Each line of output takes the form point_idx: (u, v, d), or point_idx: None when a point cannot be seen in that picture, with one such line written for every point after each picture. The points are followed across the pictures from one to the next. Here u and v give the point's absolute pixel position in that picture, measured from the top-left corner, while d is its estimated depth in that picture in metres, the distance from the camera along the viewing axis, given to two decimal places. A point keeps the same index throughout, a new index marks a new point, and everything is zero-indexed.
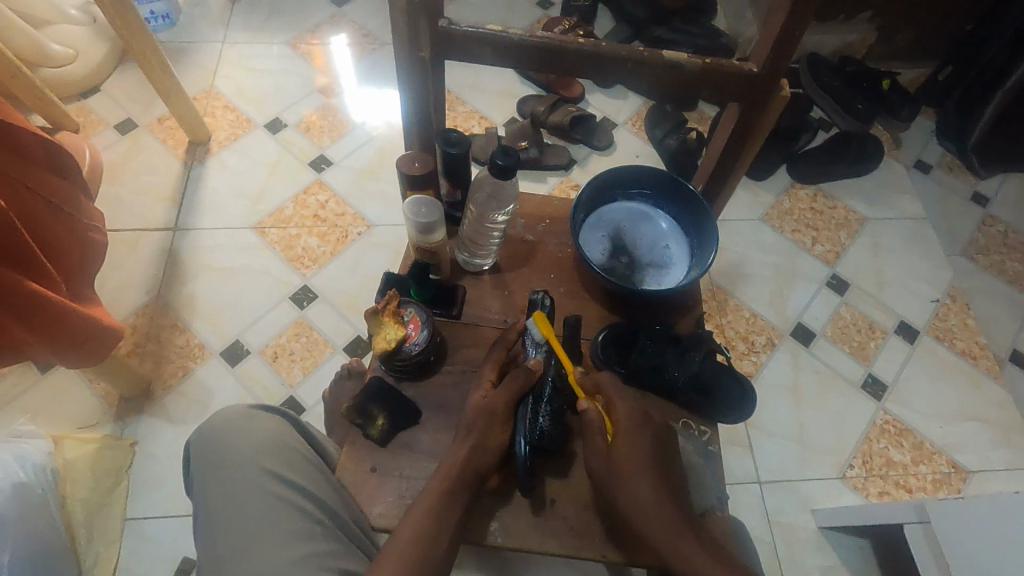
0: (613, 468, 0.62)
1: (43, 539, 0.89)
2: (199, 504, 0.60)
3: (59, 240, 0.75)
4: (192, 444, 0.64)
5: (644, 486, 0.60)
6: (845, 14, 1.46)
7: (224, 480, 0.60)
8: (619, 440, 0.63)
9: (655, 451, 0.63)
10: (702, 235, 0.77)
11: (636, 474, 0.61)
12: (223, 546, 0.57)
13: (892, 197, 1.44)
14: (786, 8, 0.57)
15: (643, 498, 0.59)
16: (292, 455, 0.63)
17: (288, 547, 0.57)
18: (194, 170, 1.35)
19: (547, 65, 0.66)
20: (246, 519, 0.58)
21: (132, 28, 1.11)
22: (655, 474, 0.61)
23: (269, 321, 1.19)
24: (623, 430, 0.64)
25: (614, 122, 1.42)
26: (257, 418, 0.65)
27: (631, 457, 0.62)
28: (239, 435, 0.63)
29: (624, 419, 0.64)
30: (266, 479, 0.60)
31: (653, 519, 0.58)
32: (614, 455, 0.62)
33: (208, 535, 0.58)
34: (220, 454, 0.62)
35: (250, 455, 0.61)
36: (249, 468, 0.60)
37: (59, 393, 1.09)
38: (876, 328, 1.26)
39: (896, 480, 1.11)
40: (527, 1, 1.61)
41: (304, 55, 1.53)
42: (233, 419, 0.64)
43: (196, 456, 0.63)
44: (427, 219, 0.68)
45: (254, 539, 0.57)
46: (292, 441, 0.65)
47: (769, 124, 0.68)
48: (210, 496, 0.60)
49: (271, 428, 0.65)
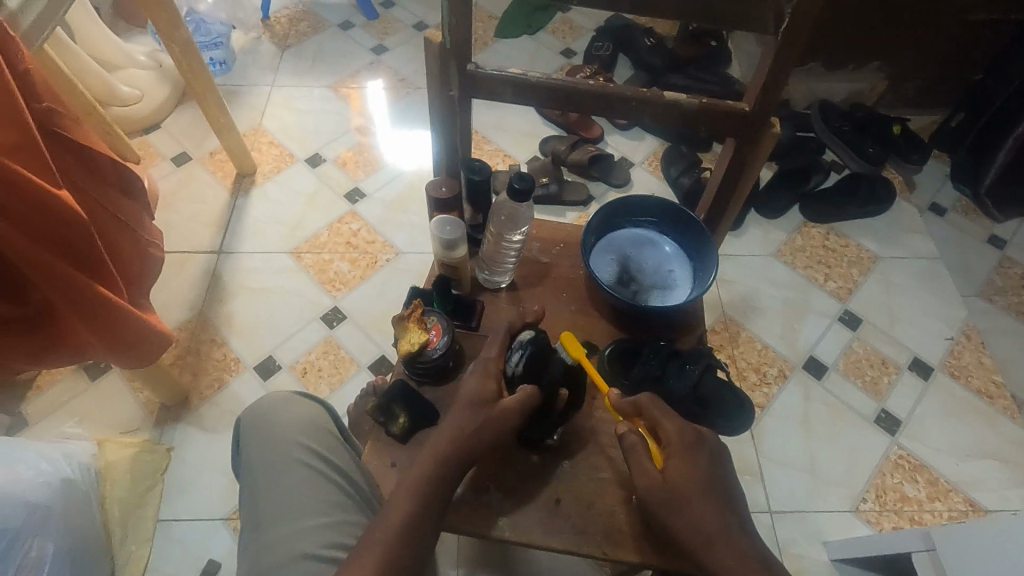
0: (671, 491, 0.62)
1: (84, 532, 0.94)
2: (243, 473, 0.67)
3: (124, 254, 0.84)
4: (243, 418, 0.71)
5: (708, 516, 0.60)
6: (854, 63, 1.53)
7: (268, 453, 0.66)
8: (672, 464, 0.63)
9: (708, 470, 0.63)
10: (704, 258, 0.82)
11: (695, 498, 0.61)
12: (265, 507, 0.63)
13: (905, 237, 1.47)
14: (772, 53, 0.64)
15: (709, 529, 0.60)
16: (329, 437, 0.69)
17: (321, 515, 0.62)
18: (240, 199, 1.46)
19: (562, 105, 0.73)
20: (285, 488, 0.64)
21: (196, 72, 1.24)
22: (712, 494, 0.62)
23: (300, 339, 1.26)
24: (674, 452, 0.64)
25: (632, 161, 1.51)
26: (300, 403, 0.71)
27: (689, 477, 0.62)
28: (286, 415, 0.69)
29: (673, 440, 0.65)
30: (305, 455, 0.66)
31: (718, 552, 0.59)
32: (668, 480, 0.63)
33: (251, 498, 0.64)
34: (265, 430, 0.68)
35: (292, 432, 0.67)
36: (292, 442, 0.66)
37: (104, 401, 1.17)
38: (888, 363, 1.27)
39: (910, 516, 1.10)
40: (551, 51, 1.73)
41: (343, 97, 1.67)
42: (279, 403, 0.71)
43: (246, 430, 0.69)
44: (450, 236, 0.75)
45: (292, 506, 0.62)
46: (330, 425, 0.71)
47: (764, 158, 0.73)
48: (256, 465, 0.66)
49: (313, 414, 0.71)
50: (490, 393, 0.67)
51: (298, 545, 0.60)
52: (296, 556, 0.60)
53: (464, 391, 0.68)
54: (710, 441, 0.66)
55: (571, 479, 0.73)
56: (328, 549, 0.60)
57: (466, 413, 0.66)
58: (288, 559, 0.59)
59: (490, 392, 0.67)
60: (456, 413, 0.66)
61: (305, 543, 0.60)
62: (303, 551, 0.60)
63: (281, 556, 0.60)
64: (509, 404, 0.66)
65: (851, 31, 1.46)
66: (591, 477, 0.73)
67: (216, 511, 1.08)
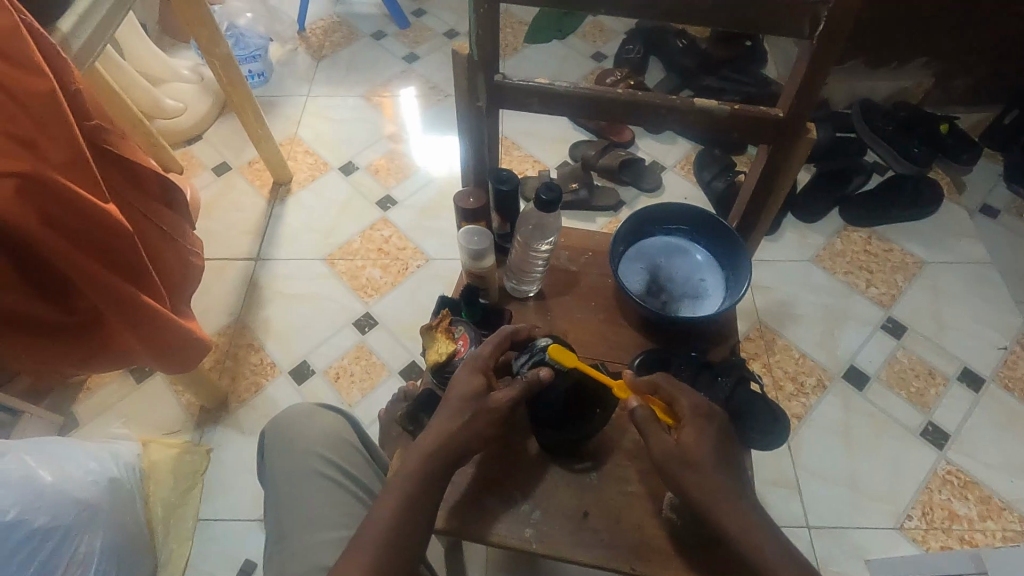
0: (686, 458, 0.61)
1: (130, 530, 0.98)
2: (266, 483, 0.69)
3: (167, 263, 0.88)
4: (267, 429, 0.73)
5: (717, 480, 0.61)
6: (898, 60, 1.47)
7: (290, 465, 0.68)
8: (685, 432, 0.63)
9: (718, 438, 0.63)
10: (737, 267, 0.80)
11: (708, 465, 0.61)
12: (287, 518, 0.65)
13: (954, 241, 1.40)
14: (806, 58, 0.62)
15: (718, 493, 0.60)
16: (350, 450, 0.71)
17: (341, 528, 0.65)
18: (276, 207, 1.50)
19: (589, 113, 0.72)
20: (306, 500, 0.66)
21: (235, 85, 1.28)
22: (721, 459, 0.62)
23: (333, 344, 1.29)
24: (688, 421, 0.64)
25: (663, 165, 1.49)
26: (322, 415, 0.74)
27: (700, 446, 0.62)
28: (308, 427, 0.71)
29: (687, 411, 0.64)
30: (326, 468, 0.68)
31: (728, 514, 0.59)
32: (683, 447, 0.62)
33: (274, 509, 0.67)
34: (289, 442, 0.70)
35: (314, 445, 0.70)
36: (313, 456, 0.69)
37: (148, 403, 1.21)
38: (936, 374, 1.22)
39: (960, 535, 1.05)
40: (582, 55, 1.73)
41: (376, 105, 1.70)
42: (300, 414, 0.73)
43: (269, 441, 0.72)
44: (479, 247, 0.75)
45: (313, 518, 0.65)
46: (349, 437, 0.73)
47: (799, 166, 0.71)
48: (278, 476, 0.68)
49: (333, 427, 0.73)
50: (482, 385, 0.66)
51: (317, 557, 0.62)
52: (315, 568, 0.62)
53: (454, 388, 0.65)
54: (718, 413, 0.65)
55: (601, 492, 0.72)
56: None
57: (457, 407, 0.64)
58: (308, 571, 0.61)
59: (478, 387, 0.65)
60: (447, 406, 0.64)
61: (324, 555, 0.62)
62: (322, 563, 0.62)
63: (301, 567, 0.62)
64: (501, 396, 0.65)
65: (894, 28, 1.40)
66: (620, 490, 0.72)
67: (253, 512, 1.12)
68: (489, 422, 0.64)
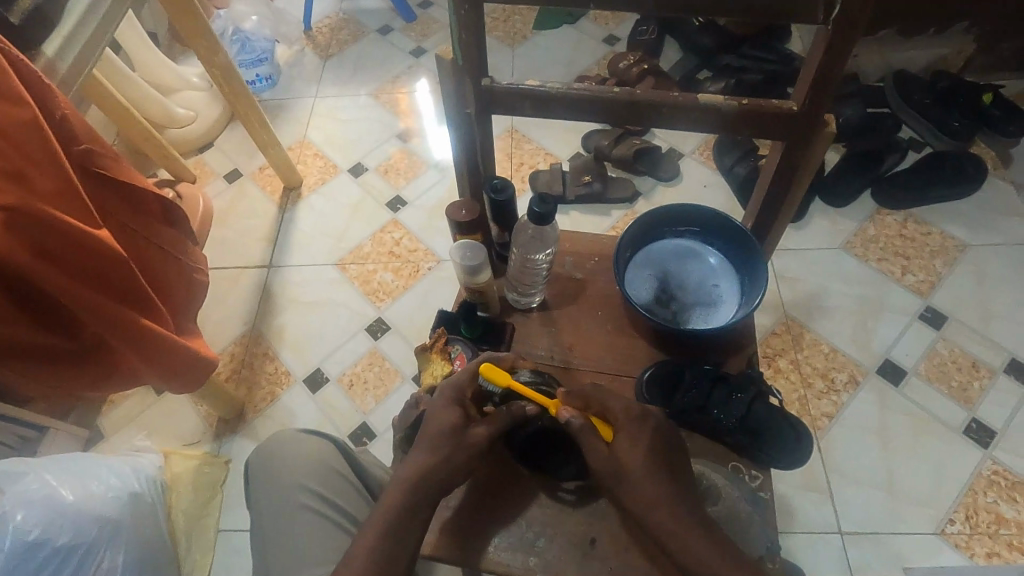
0: (619, 468, 0.60)
1: (153, 544, 1.00)
2: (254, 515, 0.70)
3: (169, 283, 0.87)
4: (252, 459, 0.73)
5: (652, 487, 0.58)
6: (935, 28, 1.37)
7: (277, 498, 0.69)
8: (620, 440, 0.61)
9: (656, 444, 0.61)
10: (753, 272, 0.75)
11: (642, 473, 0.59)
12: (275, 554, 0.66)
13: (1000, 221, 1.30)
14: (822, 45, 0.56)
15: (653, 500, 0.58)
16: (337, 480, 0.71)
17: (329, 561, 0.65)
18: (288, 212, 1.50)
19: (587, 114, 0.68)
20: (294, 536, 0.66)
21: (238, 94, 1.27)
22: (660, 466, 0.60)
23: (347, 351, 1.28)
24: (621, 428, 0.62)
25: (681, 152, 1.43)
26: (307, 441, 0.73)
27: (634, 453, 0.60)
28: (293, 458, 0.71)
29: (622, 418, 0.63)
30: (311, 500, 0.69)
31: (664, 522, 0.57)
32: (616, 456, 0.60)
33: (262, 544, 0.68)
34: (275, 473, 0.71)
35: (299, 477, 0.70)
36: (299, 489, 0.69)
37: (170, 414, 1.23)
38: (980, 367, 1.14)
39: (1008, 540, 0.98)
40: (593, 40, 1.66)
41: (385, 103, 1.67)
42: (285, 442, 0.73)
43: (256, 472, 0.72)
44: (472, 262, 0.72)
45: (302, 554, 0.65)
46: (336, 463, 0.73)
47: (818, 161, 0.66)
48: (265, 510, 0.69)
49: (319, 455, 0.72)
50: (459, 419, 0.64)
51: None
52: None
53: (429, 423, 0.64)
54: (656, 417, 0.64)
55: (612, 517, 0.68)
56: None
57: (439, 440, 0.63)
58: None
59: (456, 421, 0.64)
60: (426, 438, 0.63)
61: None
62: None
63: None
64: (479, 432, 0.64)
65: None
66: (629, 516, 0.68)
67: None
68: (469, 457, 0.63)
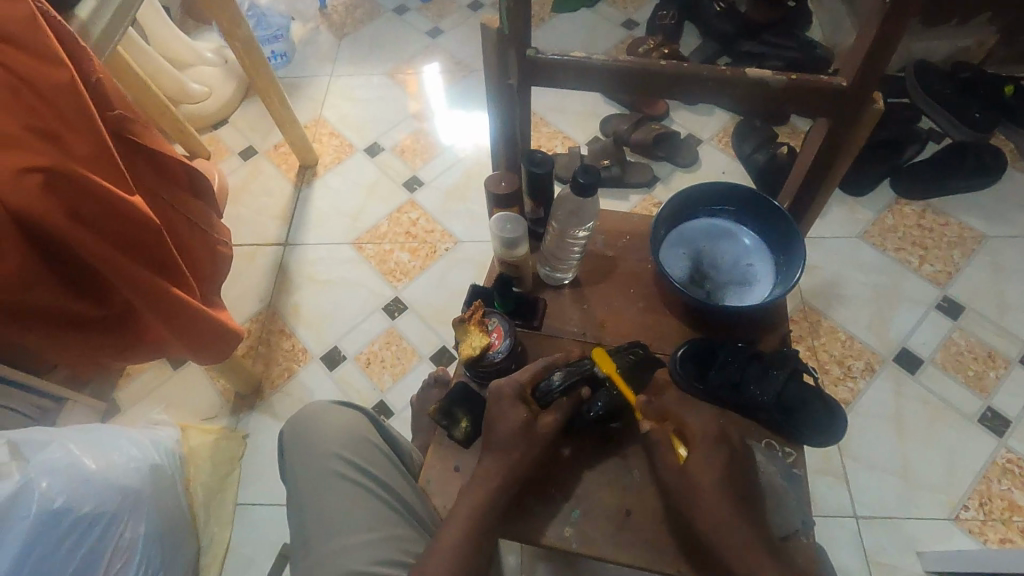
0: (687, 485, 0.61)
1: (175, 516, 1.00)
2: (290, 486, 0.71)
3: (196, 255, 0.87)
4: (286, 432, 0.74)
5: (721, 506, 0.58)
6: (958, 18, 1.36)
7: (311, 468, 0.69)
8: (693, 457, 0.61)
9: (733, 465, 0.61)
10: (789, 251, 0.75)
11: (710, 491, 0.59)
12: (312, 523, 0.66)
13: (1018, 213, 1.30)
14: (875, 21, 0.56)
15: (719, 519, 0.58)
16: (370, 450, 0.72)
17: (365, 528, 0.65)
18: (303, 191, 1.49)
19: (629, 88, 0.67)
20: (330, 504, 0.67)
21: (258, 69, 1.26)
22: (730, 488, 0.59)
23: (363, 330, 1.28)
24: (700, 445, 0.62)
25: (700, 138, 1.42)
26: (339, 413, 0.74)
27: (709, 472, 0.60)
28: (326, 428, 0.72)
29: (701, 434, 0.63)
30: (346, 469, 0.69)
31: (727, 541, 0.57)
32: (686, 472, 0.61)
33: (299, 514, 0.68)
34: (308, 444, 0.71)
35: (333, 446, 0.70)
36: (333, 458, 0.69)
37: (188, 388, 1.23)
38: (996, 357, 1.15)
39: (1021, 527, 0.99)
40: (612, 24, 1.65)
41: (400, 83, 1.66)
42: (317, 414, 0.74)
43: (290, 444, 0.73)
44: (511, 235, 0.72)
45: (338, 521, 0.66)
46: (367, 434, 0.73)
47: (861, 140, 0.66)
48: (300, 480, 0.69)
49: (352, 425, 0.73)
50: (527, 412, 0.66)
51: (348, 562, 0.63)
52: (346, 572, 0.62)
53: (499, 422, 0.65)
54: (734, 441, 0.64)
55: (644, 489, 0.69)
56: (375, 564, 0.63)
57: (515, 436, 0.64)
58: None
59: (525, 417, 0.65)
60: (501, 435, 0.65)
61: (353, 560, 0.63)
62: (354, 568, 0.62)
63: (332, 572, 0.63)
64: (549, 420, 0.66)
65: None
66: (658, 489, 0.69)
67: None
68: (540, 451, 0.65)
